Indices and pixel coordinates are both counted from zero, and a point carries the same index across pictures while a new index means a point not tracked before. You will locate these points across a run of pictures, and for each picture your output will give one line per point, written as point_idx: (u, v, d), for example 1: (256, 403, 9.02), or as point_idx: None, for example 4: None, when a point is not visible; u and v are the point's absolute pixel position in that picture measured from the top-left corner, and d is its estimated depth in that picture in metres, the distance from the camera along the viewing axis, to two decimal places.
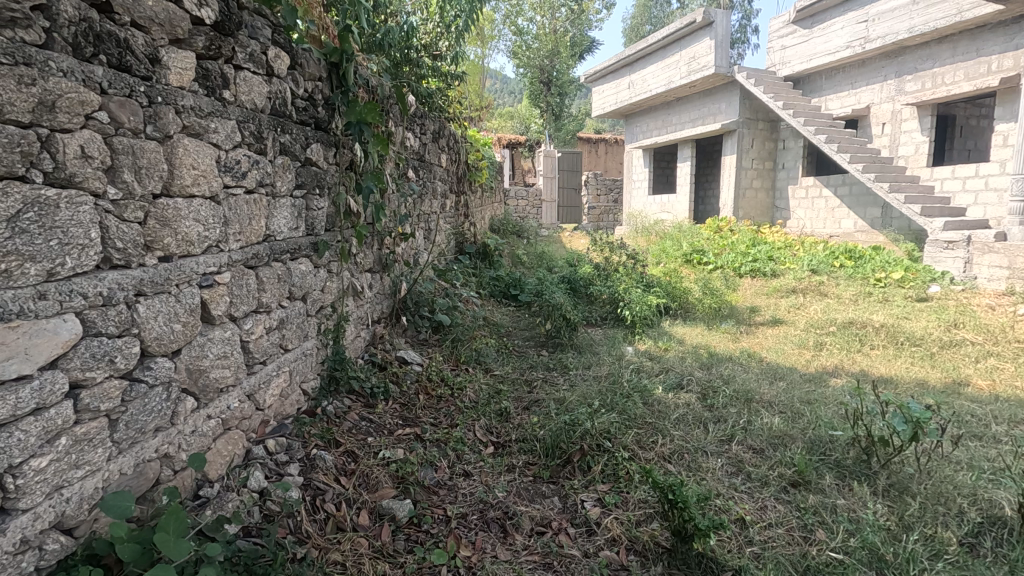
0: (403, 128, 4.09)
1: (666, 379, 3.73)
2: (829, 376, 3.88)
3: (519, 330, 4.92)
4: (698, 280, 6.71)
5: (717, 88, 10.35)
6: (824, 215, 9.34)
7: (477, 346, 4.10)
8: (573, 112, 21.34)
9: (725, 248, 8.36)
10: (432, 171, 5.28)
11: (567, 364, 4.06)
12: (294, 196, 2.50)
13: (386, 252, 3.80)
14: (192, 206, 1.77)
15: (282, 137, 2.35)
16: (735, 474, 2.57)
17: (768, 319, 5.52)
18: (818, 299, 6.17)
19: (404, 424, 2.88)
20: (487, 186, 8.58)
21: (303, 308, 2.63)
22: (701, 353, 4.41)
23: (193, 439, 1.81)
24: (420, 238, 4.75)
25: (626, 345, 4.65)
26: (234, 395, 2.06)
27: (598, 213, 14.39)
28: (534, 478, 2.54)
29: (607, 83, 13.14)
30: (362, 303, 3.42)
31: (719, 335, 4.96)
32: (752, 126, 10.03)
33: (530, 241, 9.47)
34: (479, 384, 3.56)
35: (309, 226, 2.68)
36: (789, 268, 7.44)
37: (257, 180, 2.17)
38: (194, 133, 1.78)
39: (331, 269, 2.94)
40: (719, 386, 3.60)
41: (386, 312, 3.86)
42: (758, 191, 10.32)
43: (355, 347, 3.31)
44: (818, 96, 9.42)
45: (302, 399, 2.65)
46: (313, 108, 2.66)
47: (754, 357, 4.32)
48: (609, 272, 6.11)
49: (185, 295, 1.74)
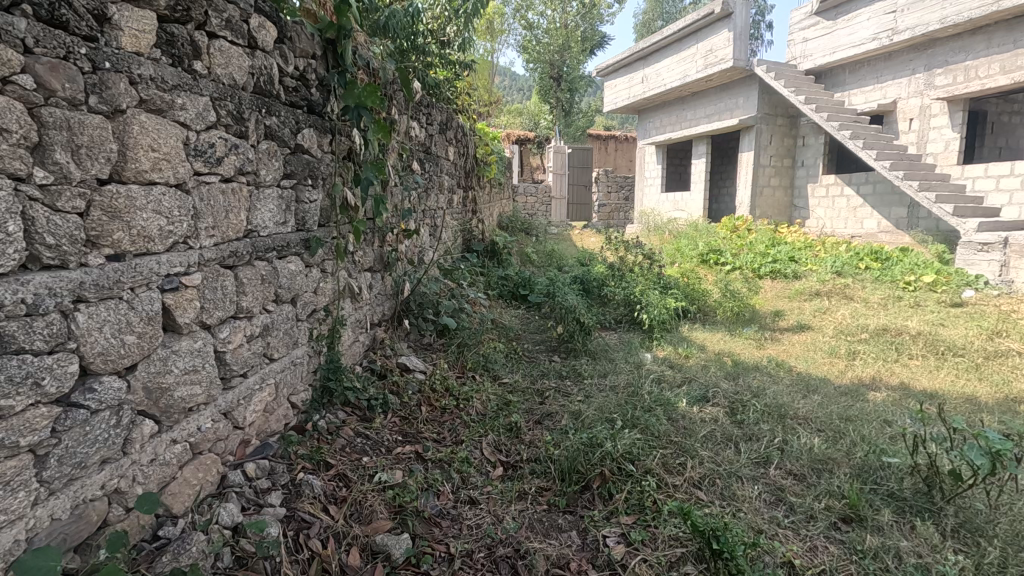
0: (407, 117, 3.82)
1: (690, 391, 3.44)
2: (867, 390, 3.57)
3: (529, 333, 4.65)
4: (717, 282, 6.41)
5: (734, 82, 10.00)
6: (845, 214, 8.99)
7: (485, 351, 3.82)
8: (583, 108, 20.98)
9: (743, 248, 8.03)
10: (439, 163, 5.01)
11: (582, 372, 3.78)
12: (282, 186, 2.22)
13: (388, 250, 3.53)
14: (151, 196, 1.50)
15: (267, 119, 2.07)
16: (776, 505, 2.28)
17: (793, 324, 5.19)
18: (844, 303, 5.85)
19: (404, 441, 2.61)
20: (496, 181, 8.28)
21: (293, 312, 2.36)
22: (726, 362, 4.11)
23: (152, 470, 1.55)
24: (426, 235, 4.47)
25: (644, 351, 4.36)
26: (207, 415, 1.79)
27: (608, 211, 14.00)
28: (549, 507, 2.25)
29: (619, 77, 12.79)
30: (360, 305, 3.14)
31: (742, 342, 4.65)
32: (771, 121, 9.67)
33: (540, 239, 9.15)
34: (488, 395, 3.29)
35: (300, 221, 2.40)
36: (811, 270, 7.10)
37: (236, 167, 1.89)
38: (155, 109, 1.50)
39: (325, 268, 2.66)
40: (748, 399, 3.30)
41: (387, 315, 3.60)
42: (776, 189, 9.97)
43: (353, 353, 3.05)
44: (840, 91, 9.06)
45: (291, 413, 2.38)
46: (305, 89, 2.38)
47: (784, 366, 4.02)
48: (623, 273, 5.81)
49: (141, 300, 1.47)
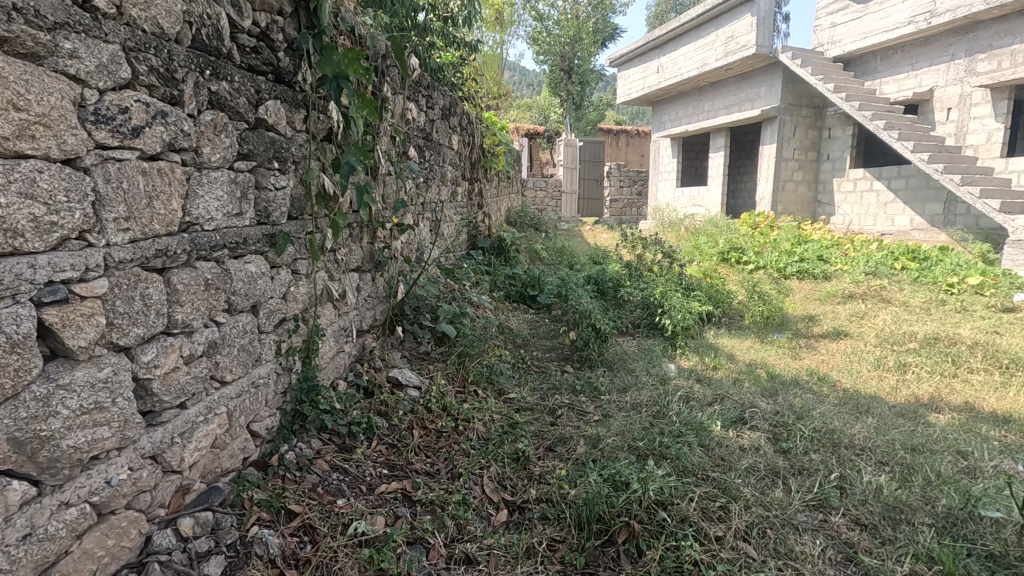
0: (403, 97, 3.40)
1: (723, 411, 2.99)
2: (927, 411, 3.11)
3: (539, 339, 4.23)
4: (742, 284, 5.92)
5: (755, 71, 9.49)
6: (874, 211, 8.47)
7: (489, 362, 3.39)
8: (595, 101, 20.41)
9: (766, 246, 7.55)
10: (441, 152, 4.58)
11: (599, 388, 3.36)
12: (235, 169, 1.79)
13: (379, 248, 3.11)
14: (16, 171, 1.08)
15: (212, 84, 1.64)
16: (845, 568, 1.85)
17: (828, 330, 4.71)
18: (881, 307, 5.37)
19: (390, 477, 2.21)
20: (504, 173, 7.84)
21: (252, 324, 1.95)
22: (760, 375, 3.65)
23: (27, 548, 1.14)
24: (425, 230, 4.06)
25: (667, 361, 3.93)
26: (122, 463, 1.38)
27: (621, 206, 13.50)
28: (563, 567, 1.84)
29: (633, 67, 12.28)
30: (344, 311, 2.72)
31: (776, 350, 4.19)
32: (795, 112, 9.15)
33: (550, 236, 8.70)
34: (491, 415, 2.86)
35: (263, 212, 1.97)
36: (842, 270, 6.60)
37: (165, 141, 1.47)
38: (24, 54, 1.09)
39: (298, 269, 2.24)
40: (793, 422, 2.85)
41: (378, 321, 3.18)
42: (799, 183, 9.46)
43: (335, 367, 2.64)
44: (871, 79, 8.52)
45: (251, 445, 1.97)
46: (270, 51, 1.95)
47: (827, 380, 3.56)
48: (642, 273, 5.35)
49: (2, 319, 1.06)
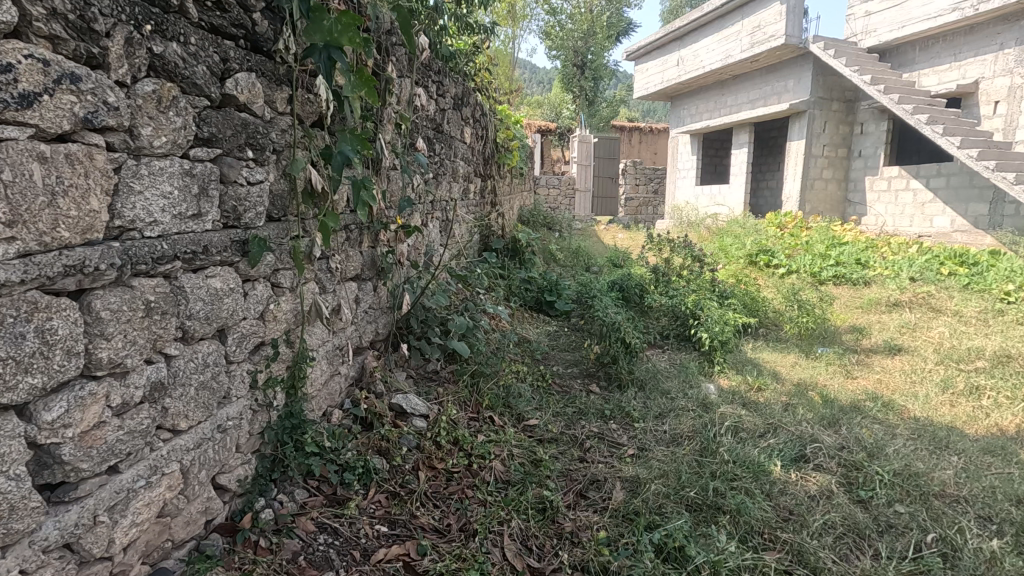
0: (410, 81, 2.99)
1: (779, 446, 2.57)
2: (1017, 447, 2.66)
3: (560, 353, 3.82)
4: (778, 290, 5.47)
5: (782, 63, 8.99)
6: (910, 211, 7.97)
7: (506, 383, 2.99)
8: (609, 97, 19.93)
9: (798, 247, 7.07)
10: (452, 145, 4.18)
11: (633, 415, 2.95)
12: (190, 157, 1.38)
13: (381, 253, 2.72)
14: None
15: (155, 43, 1.24)
16: None
17: (880, 344, 4.26)
18: (932, 317, 4.90)
19: (392, 539, 1.82)
20: (517, 170, 7.42)
21: (218, 353, 1.55)
22: (813, 398, 3.22)
23: None
24: (434, 231, 3.65)
25: (704, 380, 3.51)
26: (8, 565, 0.99)
27: (636, 205, 13.01)
28: None
29: (652, 60, 11.81)
30: (338, 329, 2.33)
31: (825, 368, 3.75)
32: (825, 106, 8.65)
33: (564, 236, 8.27)
34: (509, 449, 2.46)
35: (232, 212, 1.57)
36: (883, 275, 6.12)
37: (83, 117, 1.07)
38: None
39: (281, 282, 1.84)
40: (866, 462, 2.42)
41: (380, 336, 2.79)
42: (829, 181, 8.95)
43: (326, 394, 2.24)
44: (908, 71, 8.01)
45: (217, 504, 1.59)
46: (241, 8, 1.54)
47: (894, 406, 3.11)
48: (671, 277, 4.91)
49: None
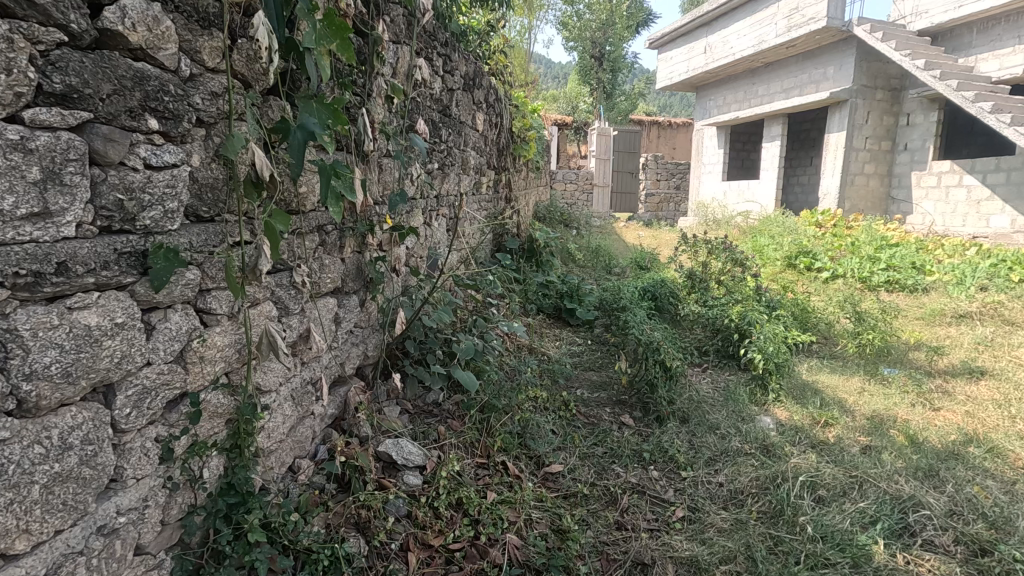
0: (408, 49, 2.47)
1: (872, 512, 2.01)
2: None
3: (587, 374, 3.27)
4: (829, 297, 4.86)
5: (822, 48, 8.30)
6: (963, 210, 7.29)
7: (522, 419, 2.45)
8: (627, 90, 19.23)
9: (842, 249, 6.41)
10: (462, 132, 3.65)
11: (679, 462, 2.40)
12: (17, 122, 0.86)
13: (371, 259, 2.19)
14: None
15: None
16: None
17: (959, 365, 3.64)
18: (1009, 331, 4.26)
19: None
20: (533, 163, 6.86)
21: (96, 422, 1.03)
22: (897, 439, 2.64)
23: None
24: (439, 230, 3.12)
25: (759, 412, 2.94)
26: None
27: (657, 201, 12.35)
28: None
29: (676, 48, 11.16)
30: (309, 360, 1.82)
31: (901, 396, 3.16)
32: (869, 95, 7.96)
33: (583, 234, 7.67)
34: (528, 514, 1.93)
35: (116, 207, 1.04)
36: (944, 281, 5.46)
37: None
38: None
39: (213, 308, 1.31)
40: (995, 543, 1.86)
41: (368, 363, 2.27)
42: (871, 177, 8.26)
43: (290, 446, 1.73)
44: (963, 55, 7.31)
45: None
46: None
47: (1003, 454, 2.51)
48: (709, 284, 4.33)
49: None
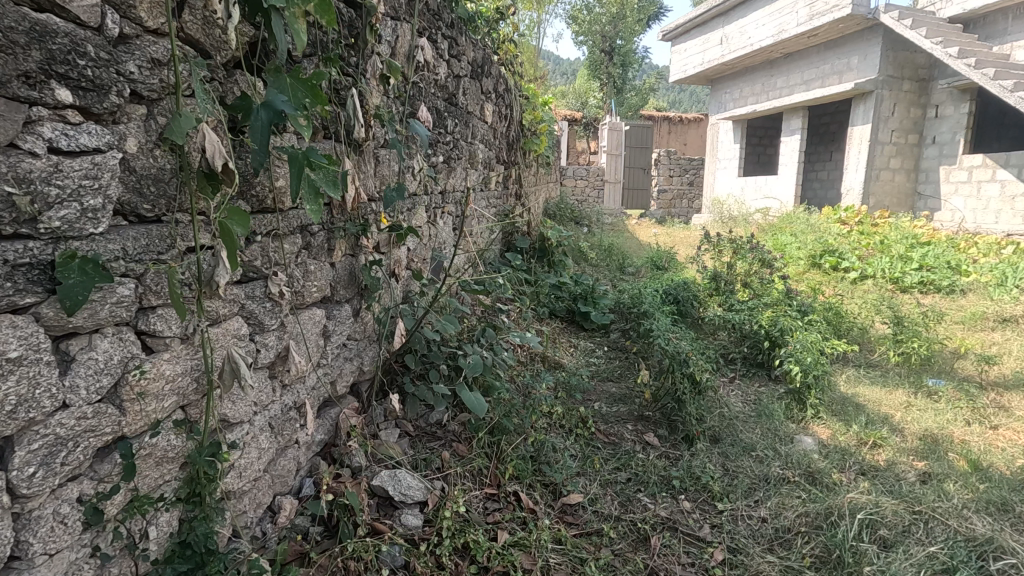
0: (409, 28, 2.20)
1: (945, 558, 1.73)
2: None
3: (605, 386, 2.99)
4: (861, 300, 4.54)
5: (845, 37, 7.93)
6: (996, 206, 6.92)
7: (537, 442, 2.19)
8: (638, 85, 18.90)
9: (870, 248, 6.06)
10: (469, 124, 3.38)
11: (715, 492, 2.11)
12: None
13: (366, 263, 1.93)
14: None
15: None
16: None
17: (1012, 377, 3.32)
18: None
19: None
20: (544, 158, 6.57)
21: None
22: (958, 464, 2.34)
23: None
24: (443, 229, 2.85)
25: (798, 431, 2.65)
26: None
27: (670, 198, 12.01)
28: None
29: (690, 40, 10.81)
30: (290, 382, 1.56)
31: (953, 412, 2.86)
32: (895, 86, 7.60)
33: (594, 232, 7.38)
34: (545, 559, 1.67)
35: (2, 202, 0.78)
36: (982, 283, 5.12)
37: None
38: None
39: (158, 330, 1.05)
40: None
41: (363, 380, 2.01)
42: (897, 171, 7.90)
43: (266, 485, 1.47)
44: (998, 43, 6.93)
45: None
46: None
47: None
48: (734, 286, 4.04)
49: None
